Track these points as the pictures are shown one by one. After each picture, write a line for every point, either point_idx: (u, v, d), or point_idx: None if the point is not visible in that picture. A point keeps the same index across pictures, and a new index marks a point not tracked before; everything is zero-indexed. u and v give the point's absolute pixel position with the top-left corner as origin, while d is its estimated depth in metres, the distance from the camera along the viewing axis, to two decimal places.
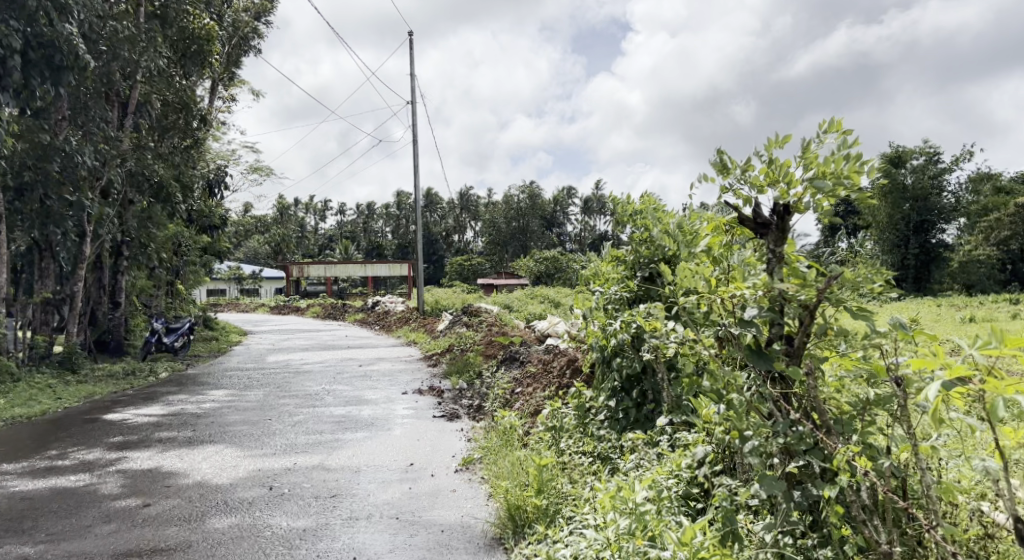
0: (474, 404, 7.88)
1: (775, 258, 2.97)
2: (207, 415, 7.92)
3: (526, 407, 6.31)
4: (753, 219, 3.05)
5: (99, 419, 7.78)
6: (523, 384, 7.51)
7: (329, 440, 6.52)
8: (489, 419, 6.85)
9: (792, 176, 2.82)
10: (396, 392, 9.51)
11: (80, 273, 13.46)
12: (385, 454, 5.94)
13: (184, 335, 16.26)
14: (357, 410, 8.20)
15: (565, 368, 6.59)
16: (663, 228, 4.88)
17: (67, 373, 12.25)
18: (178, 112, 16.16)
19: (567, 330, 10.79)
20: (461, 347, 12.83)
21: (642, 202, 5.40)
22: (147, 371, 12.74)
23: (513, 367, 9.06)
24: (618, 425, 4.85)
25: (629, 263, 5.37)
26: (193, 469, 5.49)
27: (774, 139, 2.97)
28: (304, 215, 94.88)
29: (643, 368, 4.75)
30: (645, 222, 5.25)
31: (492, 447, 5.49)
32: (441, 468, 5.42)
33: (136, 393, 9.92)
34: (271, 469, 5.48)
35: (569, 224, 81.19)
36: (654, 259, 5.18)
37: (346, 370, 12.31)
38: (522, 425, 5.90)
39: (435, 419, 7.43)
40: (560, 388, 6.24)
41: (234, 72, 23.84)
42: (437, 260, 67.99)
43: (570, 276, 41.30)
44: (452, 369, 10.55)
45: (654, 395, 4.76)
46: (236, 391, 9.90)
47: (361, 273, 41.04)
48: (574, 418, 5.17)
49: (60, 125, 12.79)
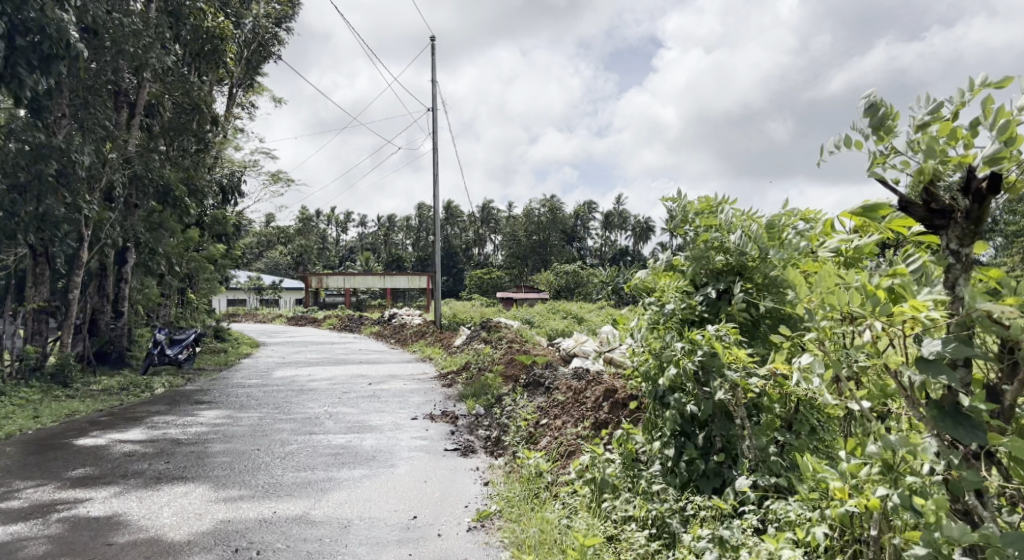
0: (492, 436, 6.85)
1: (963, 266, 1.93)
2: (190, 442, 6.93)
3: (554, 447, 5.30)
4: (924, 205, 1.98)
5: (68, 444, 6.84)
6: (550, 414, 6.48)
7: (320, 480, 5.49)
8: (509, 458, 5.84)
9: (1012, 132, 1.80)
10: (405, 417, 8.51)
11: (76, 280, 12.67)
12: (387, 500, 4.94)
13: (189, 347, 15.45)
14: (359, 438, 7.17)
15: (601, 401, 5.60)
16: (747, 233, 3.88)
17: (57, 387, 11.42)
18: (190, 114, 15.44)
19: (597, 350, 9.72)
20: (478, 366, 11.83)
21: (700, 200, 4.37)
22: (143, 386, 11.86)
23: (537, 392, 8.02)
24: (677, 481, 3.83)
25: (688, 275, 4.34)
26: (149, 518, 4.49)
27: (967, 81, 1.99)
28: (326, 226, 95.01)
29: (713, 408, 3.71)
30: (714, 225, 4.18)
31: (515, 501, 4.49)
32: (450, 525, 4.37)
33: (121, 413, 9.00)
34: (242, 521, 4.46)
35: (590, 238, 80.16)
36: (723, 271, 4.17)
37: (354, 389, 11.32)
38: (550, 471, 4.91)
39: (447, 453, 6.42)
40: (596, 426, 5.22)
41: (253, 78, 23.29)
42: (457, 273, 67.30)
43: (593, 291, 40.29)
44: (467, 392, 9.53)
45: (726, 443, 3.73)
46: (232, 412, 8.93)
47: (381, 285, 40.49)
48: (619, 471, 4.14)
49: (60, 123, 12.07)
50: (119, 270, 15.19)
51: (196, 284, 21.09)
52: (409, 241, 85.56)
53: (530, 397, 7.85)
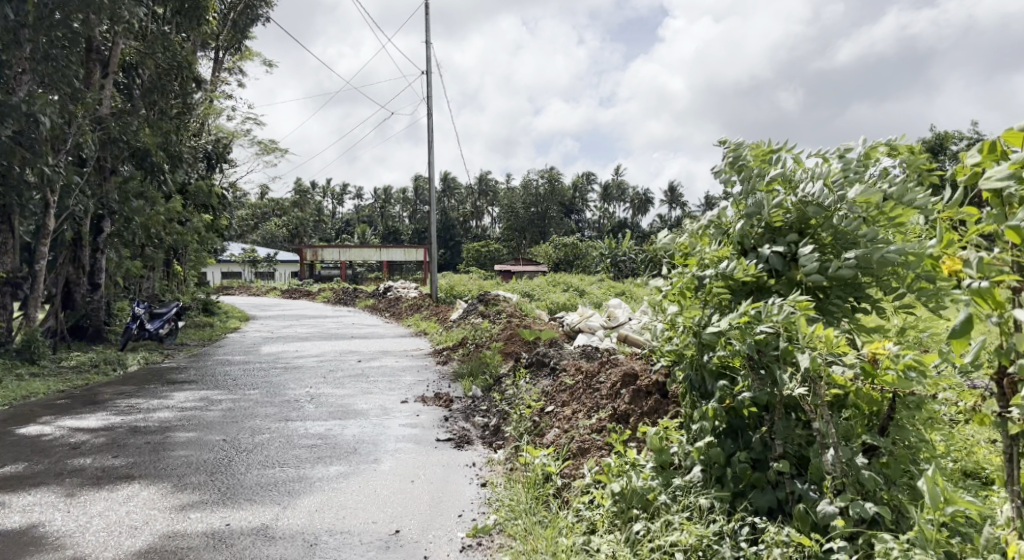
0: (491, 424, 6.07)
1: None
2: (150, 430, 6.06)
3: (564, 444, 4.54)
4: None
5: (10, 432, 5.99)
6: (557, 401, 5.71)
7: (294, 480, 4.69)
8: (510, 451, 5.09)
9: None
10: (394, 399, 7.71)
11: (42, 250, 11.72)
12: (365, 508, 4.16)
13: (170, 321, 14.60)
14: (340, 427, 6.34)
15: (619, 388, 4.83)
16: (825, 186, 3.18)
17: (22, 364, 10.56)
18: (170, 74, 14.12)
19: (604, 326, 8.85)
20: (475, 342, 11.02)
21: (751, 146, 3.66)
22: (115, 362, 11.01)
23: (540, 372, 7.22)
24: (726, 494, 3.18)
25: (734, 238, 3.60)
26: (70, 537, 3.65)
27: None
28: (322, 198, 93.98)
29: (774, 404, 3.06)
30: (778, 177, 3.43)
31: (520, 511, 3.75)
32: (440, 543, 3.60)
33: (83, 394, 8.16)
34: (186, 539, 3.65)
35: (589, 210, 78.96)
36: (780, 229, 3.49)
37: (343, 367, 10.52)
38: (560, 472, 4.18)
39: (439, 444, 5.64)
40: (616, 419, 4.46)
41: (240, 41, 22.06)
42: (454, 246, 66.30)
43: (592, 263, 39.27)
44: (463, 370, 8.75)
45: (784, 448, 3.07)
46: (207, 394, 8.06)
47: (376, 257, 39.52)
48: (651, 480, 3.45)
49: (20, 80, 11.07)
50: (95, 240, 14.18)
51: (182, 255, 20.12)
52: (405, 213, 84.27)
53: (534, 379, 7.00)
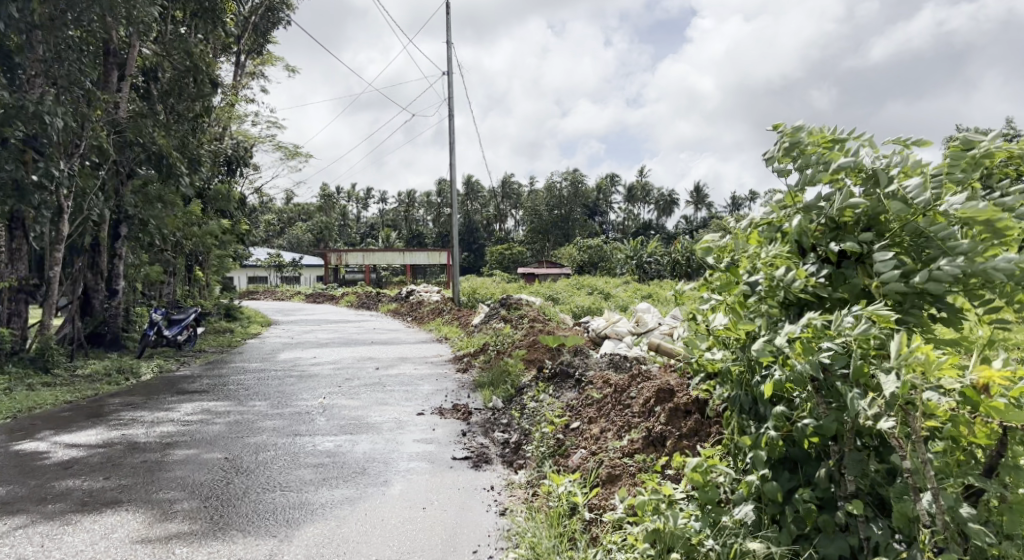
0: (511, 441, 5.59)
1: None
2: (148, 447, 5.69)
3: (591, 469, 4.08)
4: None
5: (5, 449, 5.67)
6: (583, 416, 5.23)
7: (294, 506, 4.26)
8: (531, 475, 4.62)
9: None
10: (410, 411, 7.27)
11: (57, 256, 11.51)
12: (370, 541, 3.71)
13: (188, 327, 14.36)
14: (351, 442, 5.92)
15: (653, 405, 4.34)
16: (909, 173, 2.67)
17: (35, 373, 10.34)
18: (187, 76, 13.84)
19: (632, 333, 8.31)
20: (496, 349, 10.56)
21: (811, 129, 3.12)
22: (128, 370, 10.75)
23: (566, 383, 6.70)
24: (785, 537, 2.67)
25: (792, 238, 3.06)
26: None
27: None
28: (346, 202, 94.51)
29: (847, 433, 2.54)
30: (849, 166, 2.90)
31: (543, 550, 3.29)
32: None
33: (91, 405, 7.87)
34: None
35: (613, 212, 77.97)
36: (847, 226, 2.95)
37: (359, 375, 10.12)
38: (586, 504, 3.71)
39: (456, 463, 5.18)
40: (650, 442, 3.98)
41: (260, 45, 21.86)
42: (477, 249, 65.84)
43: (616, 265, 38.51)
44: (483, 379, 8.29)
45: (856, 487, 2.55)
46: (215, 405, 7.69)
47: (399, 260, 39.26)
48: (694, 520, 2.97)
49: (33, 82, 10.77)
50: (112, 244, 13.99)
51: (204, 260, 20.03)
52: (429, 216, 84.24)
53: (558, 392, 6.49)
